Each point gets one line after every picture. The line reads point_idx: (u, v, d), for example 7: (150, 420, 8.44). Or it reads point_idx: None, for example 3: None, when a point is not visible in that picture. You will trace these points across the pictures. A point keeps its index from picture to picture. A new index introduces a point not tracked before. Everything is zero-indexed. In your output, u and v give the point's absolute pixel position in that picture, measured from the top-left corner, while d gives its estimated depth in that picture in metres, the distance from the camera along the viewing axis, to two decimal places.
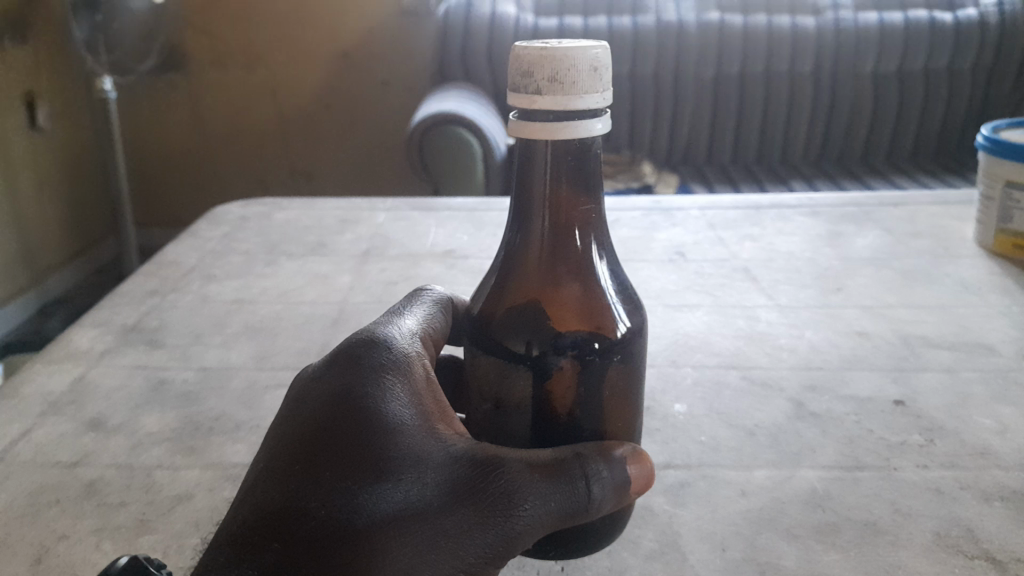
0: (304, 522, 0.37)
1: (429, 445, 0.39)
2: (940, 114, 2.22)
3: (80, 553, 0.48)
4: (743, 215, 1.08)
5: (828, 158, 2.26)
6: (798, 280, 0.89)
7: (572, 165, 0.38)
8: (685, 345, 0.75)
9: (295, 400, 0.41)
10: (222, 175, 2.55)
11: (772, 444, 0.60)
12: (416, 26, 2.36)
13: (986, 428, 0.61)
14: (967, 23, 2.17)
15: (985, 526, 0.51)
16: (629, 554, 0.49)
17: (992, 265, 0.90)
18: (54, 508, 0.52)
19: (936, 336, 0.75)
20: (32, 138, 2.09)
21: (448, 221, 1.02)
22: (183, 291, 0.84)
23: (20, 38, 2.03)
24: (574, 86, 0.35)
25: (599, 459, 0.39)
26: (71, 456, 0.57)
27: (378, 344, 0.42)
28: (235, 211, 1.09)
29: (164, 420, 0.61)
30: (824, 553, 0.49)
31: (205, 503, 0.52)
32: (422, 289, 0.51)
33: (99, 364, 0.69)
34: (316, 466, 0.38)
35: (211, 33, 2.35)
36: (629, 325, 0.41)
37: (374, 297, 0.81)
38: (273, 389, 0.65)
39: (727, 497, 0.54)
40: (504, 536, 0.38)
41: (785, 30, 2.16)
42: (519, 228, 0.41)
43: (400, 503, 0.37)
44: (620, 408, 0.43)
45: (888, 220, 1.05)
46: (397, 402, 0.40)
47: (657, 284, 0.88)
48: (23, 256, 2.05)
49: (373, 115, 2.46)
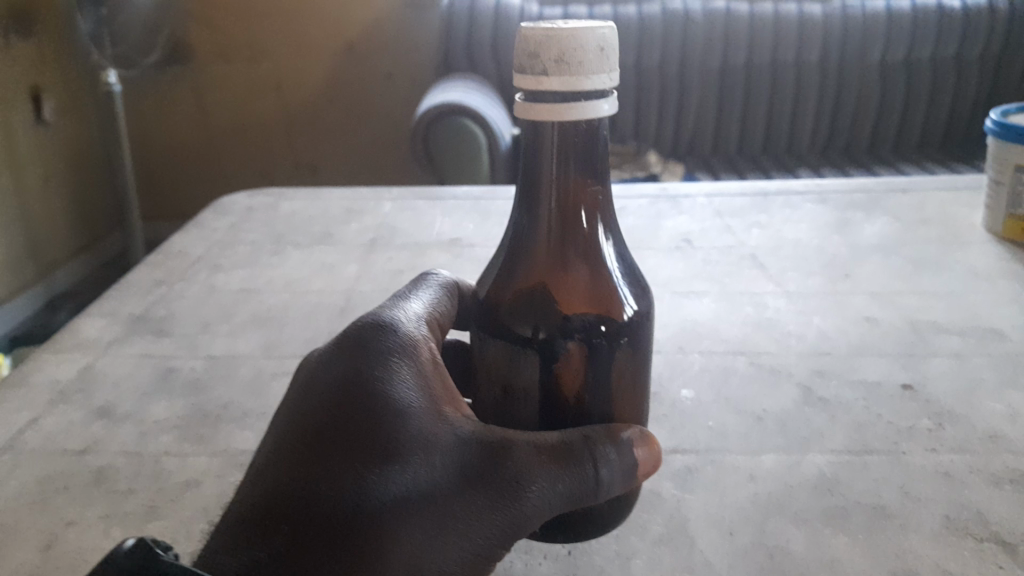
0: (313, 504, 0.37)
1: (436, 427, 0.39)
2: (948, 103, 2.20)
3: (90, 540, 0.48)
4: (750, 203, 1.07)
5: (835, 148, 2.24)
6: (806, 268, 0.88)
7: (580, 148, 0.38)
8: (693, 331, 0.74)
9: (302, 384, 0.41)
10: (228, 168, 2.55)
11: (780, 429, 0.60)
12: (420, 18, 2.36)
13: (997, 413, 0.60)
14: (974, 11, 2.15)
15: (995, 509, 0.51)
16: (636, 539, 0.49)
17: (1001, 251, 0.89)
18: (63, 495, 0.52)
19: (945, 322, 0.75)
20: (40, 133, 2.10)
21: (455, 211, 1.02)
22: (190, 281, 0.84)
23: (25, 33, 2.04)
24: (581, 66, 0.35)
25: (608, 443, 0.39)
26: (79, 444, 0.57)
27: (385, 327, 0.42)
28: (241, 202, 1.09)
29: (172, 408, 0.61)
30: (832, 537, 0.49)
31: (214, 490, 0.52)
32: (427, 273, 0.51)
33: (107, 353, 0.69)
34: (325, 449, 0.38)
35: (216, 27, 2.35)
36: (636, 307, 0.41)
37: (381, 286, 0.81)
38: (280, 377, 0.65)
39: (735, 481, 0.54)
40: (512, 518, 0.38)
41: (792, 19, 2.15)
42: (526, 212, 0.40)
43: (408, 486, 0.37)
44: (627, 391, 0.43)
45: (895, 207, 1.05)
46: (404, 385, 0.39)
47: (664, 271, 0.88)
48: (29, 251, 2.06)
49: (378, 107, 2.46)
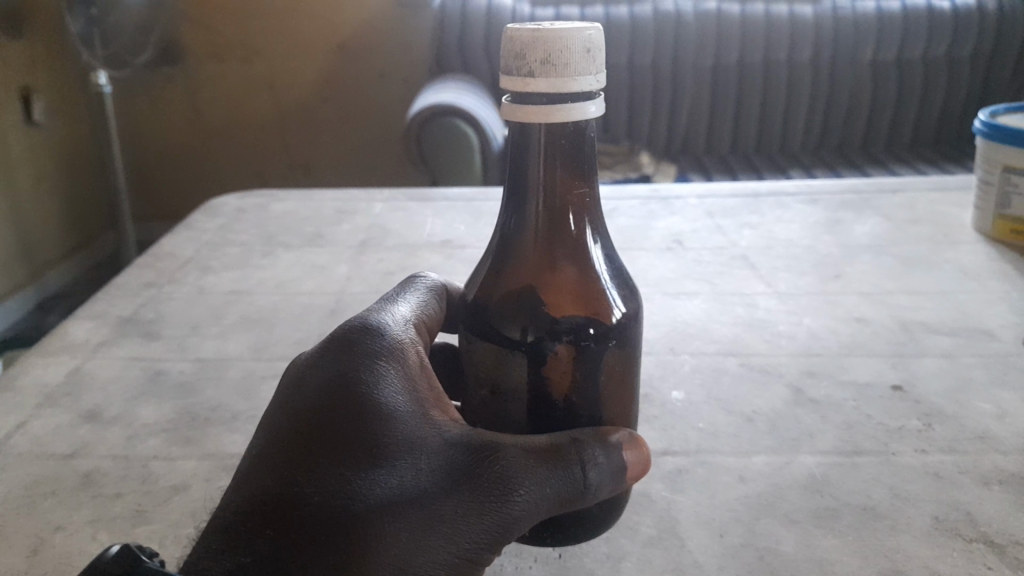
0: (299, 507, 0.37)
1: (424, 431, 0.39)
2: (939, 102, 2.21)
3: (77, 544, 0.48)
4: (742, 203, 1.07)
5: (827, 147, 2.24)
6: (797, 268, 0.88)
7: (567, 149, 0.38)
8: (683, 332, 0.74)
9: (290, 388, 0.41)
10: (220, 168, 2.54)
11: (771, 430, 0.60)
12: (413, 18, 2.35)
13: (986, 413, 0.61)
14: (964, 11, 2.16)
15: (985, 510, 0.51)
16: (627, 541, 0.49)
17: (991, 251, 0.90)
18: (50, 499, 0.52)
19: (935, 321, 0.75)
20: (31, 133, 2.09)
21: (446, 212, 1.02)
22: (180, 282, 0.84)
23: (15, 33, 2.03)
24: (567, 67, 0.35)
25: (596, 445, 0.39)
26: (66, 448, 0.57)
27: (373, 330, 0.42)
28: (231, 203, 1.08)
29: (160, 411, 0.61)
30: (823, 538, 0.49)
31: (202, 493, 0.52)
32: (416, 275, 0.51)
33: (96, 356, 0.69)
34: (312, 452, 0.38)
35: (208, 27, 2.34)
36: (624, 310, 0.41)
37: (372, 287, 0.81)
38: (270, 379, 0.65)
39: (725, 482, 0.54)
40: (500, 521, 0.38)
41: (784, 19, 2.16)
42: (514, 213, 0.40)
43: (395, 488, 0.37)
44: (615, 393, 0.43)
45: (886, 207, 1.05)
46: (392, 388, 0.39)
47: (655, 272, 0.88)
48: (20, 252, 2.05)
49: (371, 107, 2.45)
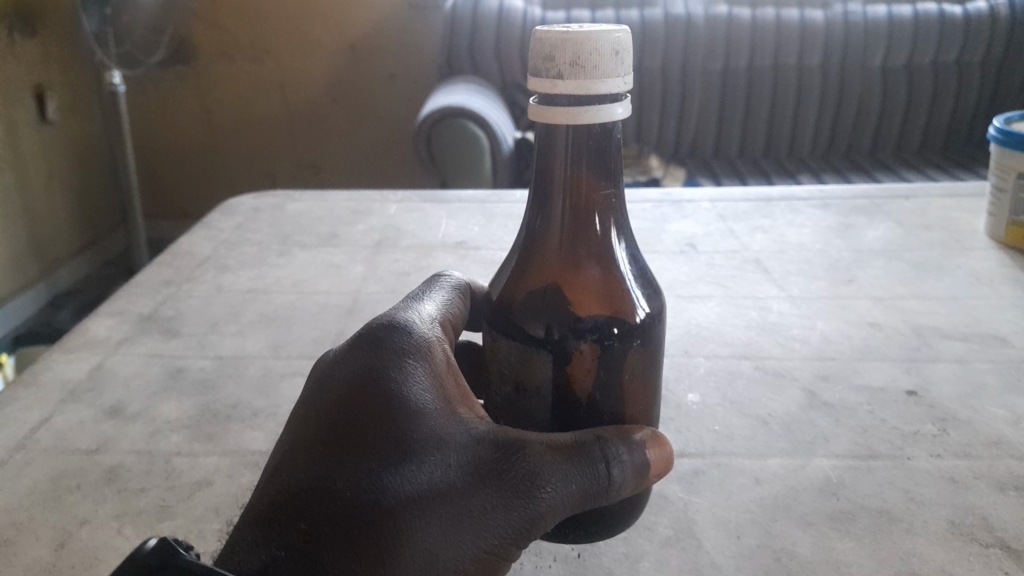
0: (329, 500, 0.37)
1: (449, 426, 0.39)
2: (949, 107, 2.21)
3: (102, 539, 0.48)
4: (754, 207, 1.08)
5: (836, 152, 2.24)
6: (808, 272, 0.89)
7: (593, 149, 0.38)
8: (697, 335, 0.75)
9: (318, 384, 0.41)
10: (230, 166, 2.55)
11: (785, 433, 0.60)
12: (424, 19, 2.36)
13: (1000, 418, 0.61)
14: (975, 16, 2.16)
15: (999, 515, 0.51)
16: (645, 540, 0.50)
17: (1002, 257, 0.90)
18: (76, 493, 0.52)
19: (948, 327, 0.75)
20: (43, 132, 2.10)
21: (459, 213, 1.03)
22: (198, 281, 0.85)
23: (28, 31, 2.04)
24: (596, 69, 0.35)
25: (620, 442, 0.39)
26: (89, 443, 0.57)
27: (399, 328, 0.43)
28: (247, 202, 1.09)
29: (181, 408, 0.62)
30: (838, 541, 0.49)
31: (225, 489, 0.52)
32: (440, 274, 0.51)
33: (116, 353, 0.70)
34: (342, 447, 0.38)
35: (218, 26, 2.35)
36: (648, 309, 0.42)
37: (387, 287, 0.81)
38: (289, 377, 0.65)
39: (741, 484, 0.55)
40: (526, 517, 0.38)
41: (793, 23, 2.16)
42: (538, 213, 0.41)
43: (423, 482, 0.38)
44: (637, 390, 0.43)
45: (898, 212, 1.05)
46: (419, 384, 0.40)
47: (669, 274, 0.88)
48: (33, 251, 2.06)
49: (381, 107, 2.46)
